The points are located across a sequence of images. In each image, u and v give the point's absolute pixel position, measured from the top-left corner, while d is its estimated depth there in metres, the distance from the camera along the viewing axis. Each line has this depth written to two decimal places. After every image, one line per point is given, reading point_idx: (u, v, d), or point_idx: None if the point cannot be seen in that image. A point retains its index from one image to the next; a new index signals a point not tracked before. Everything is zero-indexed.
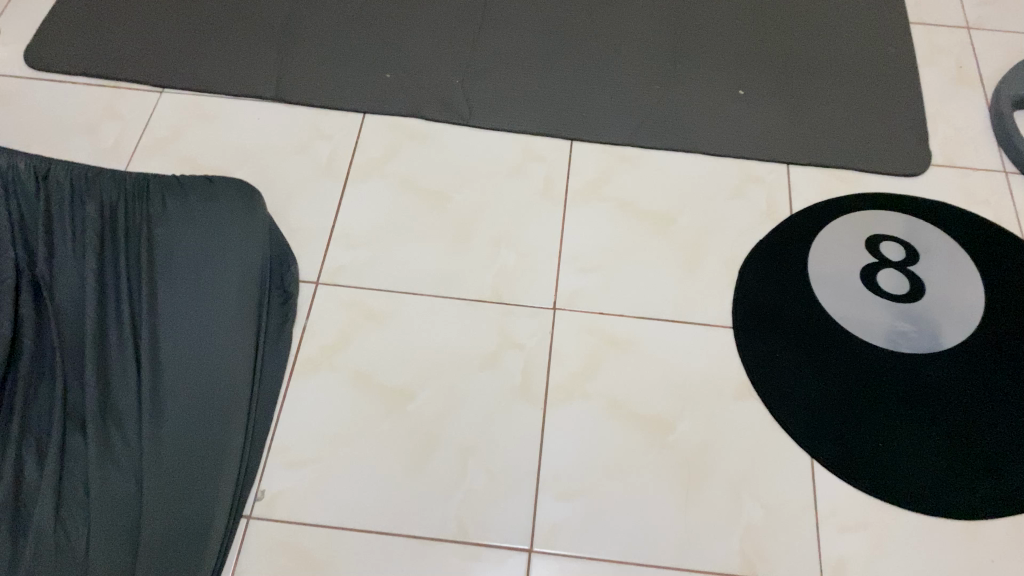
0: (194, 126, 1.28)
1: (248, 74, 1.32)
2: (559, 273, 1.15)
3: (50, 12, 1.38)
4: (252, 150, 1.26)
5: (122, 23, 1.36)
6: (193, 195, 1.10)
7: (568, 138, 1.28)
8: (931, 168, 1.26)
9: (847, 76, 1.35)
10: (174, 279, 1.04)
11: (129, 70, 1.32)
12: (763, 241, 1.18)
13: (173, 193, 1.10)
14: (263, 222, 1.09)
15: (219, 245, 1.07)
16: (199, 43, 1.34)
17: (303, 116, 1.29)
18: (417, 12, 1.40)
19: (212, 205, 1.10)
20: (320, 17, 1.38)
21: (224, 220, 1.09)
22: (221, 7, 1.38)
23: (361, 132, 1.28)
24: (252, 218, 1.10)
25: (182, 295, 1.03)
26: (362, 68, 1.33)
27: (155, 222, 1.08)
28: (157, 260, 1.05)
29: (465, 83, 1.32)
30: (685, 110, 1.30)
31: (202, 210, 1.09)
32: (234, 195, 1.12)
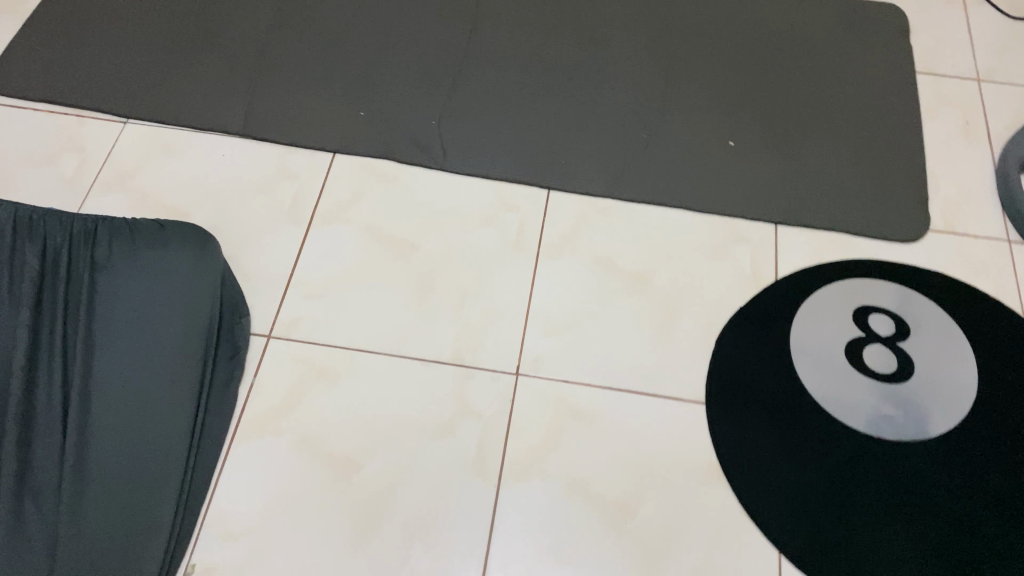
0: (155, 159, 1.23)
1: (216, 106, 1.27)
2: (525, 335, 1.09)
3: (16, 35, 1.33)
4: (214, 188, 1.20)
5: (90, 48, 1.31)
6: (142, 241, 1.05)
7: (545, 188, 1.22)
8: (930, 234, 1.18)
9: (846, 129, 1.27)
10: (113, 333, 0.99)
11: (93, 98, 1.27)
12: (745, 308, 1.11)
13: (121, 238, 1.05)
14: (212, 279, 1.06)
15: (166, 298, 1.02)
16: (168, 71, 1.30)
17: (270, 153, 1.24)
18: (396, 45, 1.34)
19: (161, 251, 1.05)
20: (294, 48, 1.33)
21: (172, 270, 1.04)
22: (194, 35, 1.33)
23: (329, 174, 1.22)
24: (203, 272, 1.06)
25: (120, 352, 0.99)
26: (336, 105, 1.28)
27: (98, 270, 1.02)
28: (96, 312, 1.00)
29: (442, 125, 1.26)
30: (671, 161, 1.23)
31: (150, 260, 1.04)
32: (186, 244, 1.06)
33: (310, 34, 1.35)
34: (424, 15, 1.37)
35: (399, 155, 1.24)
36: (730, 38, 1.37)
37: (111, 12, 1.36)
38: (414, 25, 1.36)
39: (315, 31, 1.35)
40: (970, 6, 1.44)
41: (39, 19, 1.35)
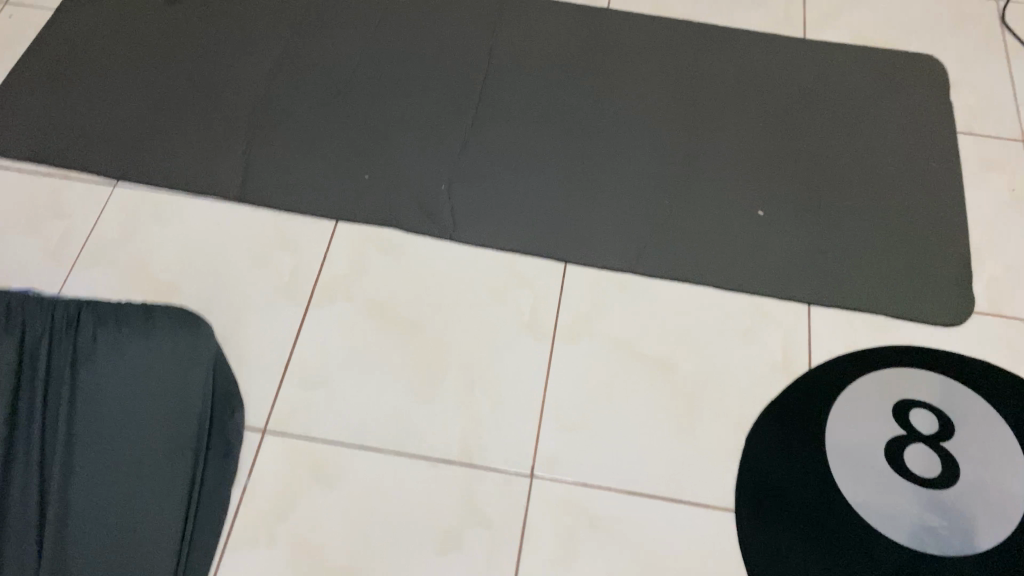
0: (146, 225, 1.15)
1: (211, 166, 1.19)
2: (540, 430, 1.01)
3: (2, 85, 1.26)
4: (206, 258, 1.13)
5: (79, 103, 1.24)
6: (127, 330, 0.99)
7: (561, 261, 1.14)
8: (974, 315, 1.10)
9: (883, 196, 1.19)
10: (94, 435, 0.94)
11: (80, 158, 1.20)
12: (776, 402, 1.03)
13: (106, 327, 0.99)
14: (201, 368, 1.00)
15: (149, 394, 0.97)
16: (161, 129, 1.22)
17: (268, 220, 1.17)
18: (405, 104, 1.28)
19: (147, 343, 0.99)
20: (296, 105, 1.26)
21: (157, 363, 0.99)
22: (190, 90, 1.27)
23: (332, 243, 1.15)
24: (191, 362, 0.99)
25: (99, 453, 0.94)
26: (340, 169, 1.21)
27: (81, 363, 0.97)
28: (77, 411, 0.95)
29: (451, 191, 1.19)
30: (694, 233, 1.16)
31: (135, 352, 0.98)
32: (174, 333, 1.00)
33: (314, 90, 1.28)
34: (434, 71, 1.31)
35: (405, 222, 1.16)
36: (757, 96, 1.29)
37: (103, 63, 1.29)
38: (423, 82, 1.30)
39: (318, 88, 1.28)
40: (1013, 58, 1.35)
41: (28, 68, 1.28)
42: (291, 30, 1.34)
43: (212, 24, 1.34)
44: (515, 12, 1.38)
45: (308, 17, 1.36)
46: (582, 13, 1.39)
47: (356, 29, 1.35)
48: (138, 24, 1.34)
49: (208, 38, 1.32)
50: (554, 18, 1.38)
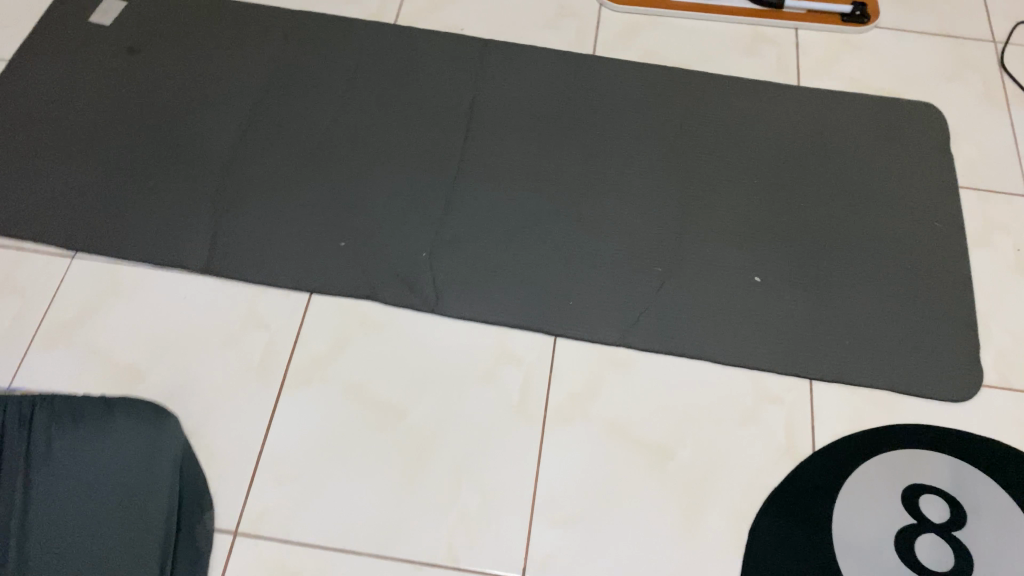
0: (107, 304, 1.09)
1: (177, 239, 1.13)
2: (531, 528, 0.95)
3: None
4: (173, 341, 1.06)
5: (35, 168, 1.17)
6: (84, 428, 0.93)
7: (551, 334, 1.08)
8: (983, 389, 1.06)
9: (884, 261, 1.14)
10: (50, 541, 0.86)
11: (36, 228, 1.13)
12: (779, 490, 0.98)
13: (61, 426, 0.93)
14: (168, 464, 0.94)
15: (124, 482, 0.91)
16: (123, 197, 1.16)
17: (238, 295, 1.10)
18: (382, 164, 1.21)
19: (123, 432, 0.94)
20: (269, 169, 1.20)
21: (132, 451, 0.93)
22: (154, 154, 1.20)
23: (306, 319, 1.08)
24: (155, 460, 0.93)
25: (62, 538, 0.86)
26: (314, 237, 1.14)
27: (34, 464, 0.89)
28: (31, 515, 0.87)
29: (433, 258, 1.13)
30: (689, 304, 1.10)
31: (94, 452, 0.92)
32: (136, 431, 0.95)
33: (286, 152, 1.21)
34: (413, 129, 1.25)
35: (384, 295, 1.10)
36: (752, 151, 1.24)
37: (61, 124, 1.22)
38: (402, 141, 1.24)
39: (291, 149, 1.22)
40: (1014, 108, 1.30)
41: None
42: (261, 87, 1.27)
43: (176, 80, 1.28)
44: (497, 62, 1.31)
45: (279, 72, 1.29)
46: (567, 60, 1.32)
47: (331, 83, 1.28)
48: (97, 79, 1.27)
49: (174, 98, 1.26)
50: (538, 67, 1.31)
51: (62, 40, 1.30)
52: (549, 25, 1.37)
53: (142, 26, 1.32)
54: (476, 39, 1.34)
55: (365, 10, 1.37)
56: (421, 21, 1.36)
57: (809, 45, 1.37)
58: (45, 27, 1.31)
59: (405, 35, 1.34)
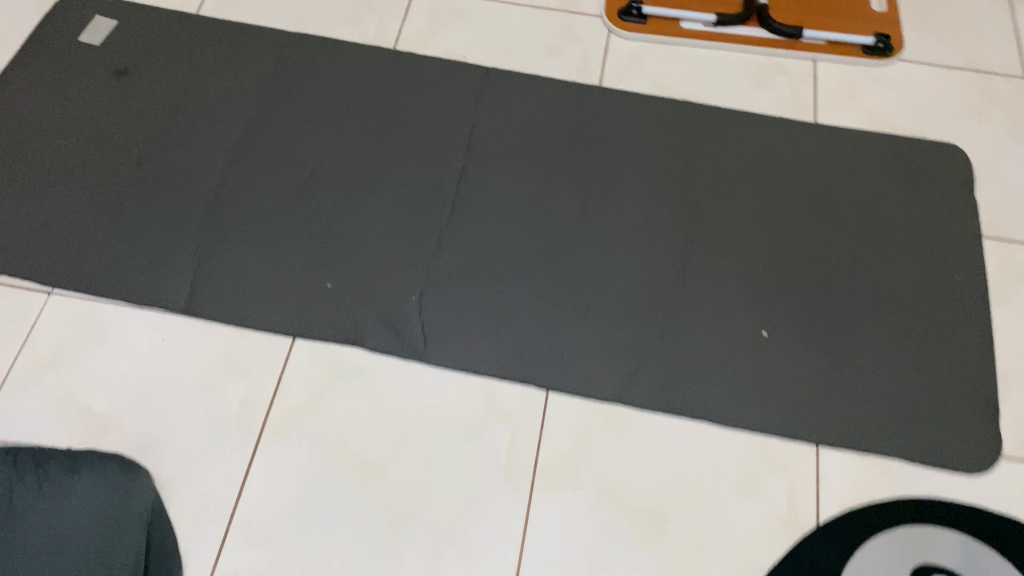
0: (83, 344, 1.05)
1: (158, 276, 1.09)
2: None
3: None
4: (149, 386, 1.02)
5: (14, 197, 1.13)
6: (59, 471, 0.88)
7: (543, 386, 1.03)
8: (1001, 459, 0.99)
9: (900, 317, 1.08)
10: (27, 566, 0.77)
11: (13, 261, 1.09)
12: (778, 565, 0.93)
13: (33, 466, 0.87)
14: (141, 507, 0.91)
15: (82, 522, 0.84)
16: (105, 230, 1.12)
17: (218, 337, 1.05)
18: (373, 198, 1.15)
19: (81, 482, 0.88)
20: (257, 203, 1.15)
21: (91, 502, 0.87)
22: (138, 184, 1.16)
23: (287, 366, 1.04)
24: (129, 502, 0.90)
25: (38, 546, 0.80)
26: (300, 276, 1.09)
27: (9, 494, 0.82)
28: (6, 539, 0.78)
29: (422, 301, 1.08)
30: (692, 357, 1.04)
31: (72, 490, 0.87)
32: (108, 474, 0.91)
33: (274, 183, 1.16)
34: (409, 158, 1.19)
35: (370, 340, 1.05)
36: (763, 192, 1.18)
37: (44, 150, 1.18)
38: (396, 172, 1.18)
39: (280, 181, 1.17)
40: None
41: None
42: (252, 112, 1.22)
43: (165, 103, 1.23)
44: (497, 91, 1.26)
45: (270, 96, 1.24)
46: (572, 91, 1.26)
47: (324, 109, 1.23)
48: (83, 101, 1.22)
49: (161, 122, 1.21)
50: (541, 97, 1.25)
51: (49, 59, 1.26)
52: (554, 53, 1.31)
53: (131, 47, 1.28)
54: (477, 67, 1.28)
55: (363, 32, 1.31)
56: (420, 46, 1.31)
57: (827, 78, 1.30)
58: (33, 47, 1.27)
59: (403, 60, 1.28)
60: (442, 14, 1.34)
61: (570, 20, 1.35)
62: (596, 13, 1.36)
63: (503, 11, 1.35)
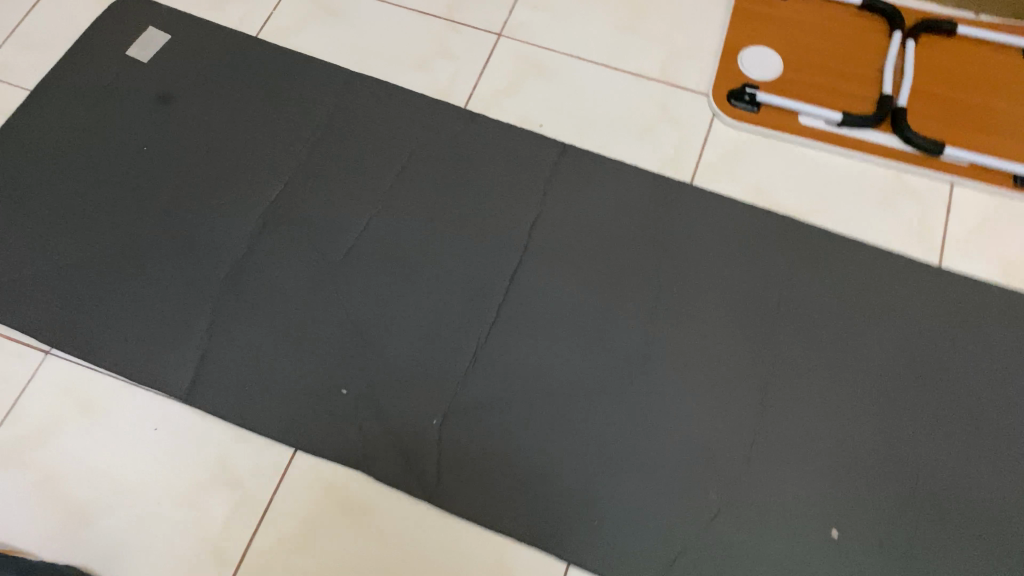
0: (69, 420, 0.95)
1: (162, 353, 0.98)
2: None
3: None
4: (130, 483, 0.92)
5: (26, 235, 1.04)
6: None
7: (563, 559, 0.89)
8: None
9: (1008, 538, 0.89)
10: None
11: (12, 312, 1.00)
12: None
13: None
14: None
15: None
16: (115, 288, 1.02)
17: (215, 436, 0.95)
18: (410, 293, 1.03)
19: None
20: (283, 279, 1.03)
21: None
22: (160, 237, 1.05)
23: (281, 488, 0.93)
24: None
25: None
26: (314, 379, 0.98)
27: None
28: None
29: (443, 429, 0.95)
30: (742, 551, 0.89)
31: None
32: None
33: (306, 258, 1.04)
34: (458, 249, 1.05)
35: (376, 468, 0.93)
36: (861, 351, 0.99)
37: (68, 183, 1.08)
38: (440, 262, 1.04)
39: (311, 257, 1.04)
40: None
41: None
42: (295, 167, 1.10)
43: (203, 142, 1.11)
44: (571, 177, 1.10)
45: (319, 150, 1.11)
46: (656, 190, 1.10)
47: (374, 174, 1.10)
48: (117, 130, 1.12)
49: (195, 165, 1.10)
50: (620, 192, 1.09)
51: (90, 74, 1.15)
52: (644, 135, 1.14)
53: (179, 69, 1.16)
54: (552, 143, 1.12)
55: (433, 84, 1.17)
56: (494, 108, 1.15)
57: (964, 209, 1.09)
58: (78, 58, 1.17)
59: (471, 125, 1.13)
60: (525, 70, 1.18)
61: (670, 95, 1.17)
62: (701, 90, 1.17)
63: (595, 74, 1.18)
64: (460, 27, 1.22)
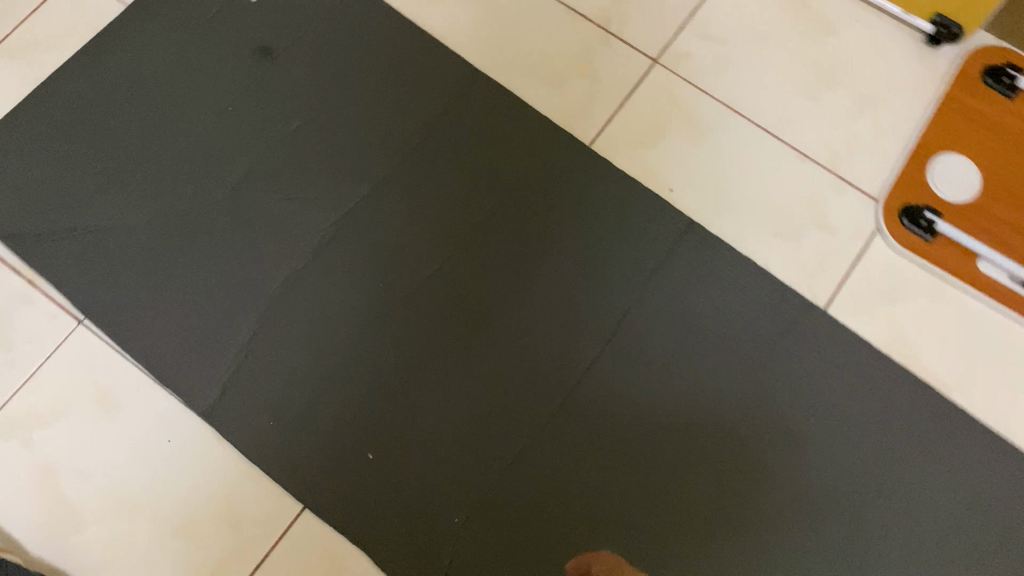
0: (86, 408, 0.90)
1: (193, 358, 0.90)
2: None
3: (20, 117, 0.98)
4: (131, 495, 0.87)
5: (87, 184, 0.96)
6: None
7: None
8: None
9: None
10: None
11: (52, 270, 0.93)
12: None
13: None
14: None
15: None
16: (161, 267, 0.93)
17: (226, 466, 0.88)
18: (471, 357, 0.91)
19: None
20: (339, 302, 0.93)
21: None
22: (221, 220, 0.95)
23: (280, 542, 0.87)
24: None
25: None
26: (342, 431, 0.89)
27: None
28: None
29: (463, 528, 0.85)
30: None
31: None
32: None
33: (370, 284, 0.94)
34: (536, 319, 0.93)
35: (378, 553, 0.85)
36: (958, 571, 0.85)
37: (142, 133, 0.98)
38: (513, 329, 0.92)
39: (375, 284, 0.94)
40: None
41: (58, 108, 0.99)
42: (384, 170, 0.98)
43: (294, 115, 0.99)
44: (687, 265, 0.95)
45: (415, 157, 0.98)
46: (780, 306, 0.93)
47: (468, 204, 0.97)
48: (207, 81, 1.01)
49: (278, 140, 0.98)
50: (738, 299, 0.94)
51: (194, 5, 1.04)
52: (786, 234, 0.97)
53: (289, 21, 1.04)
54: (676, 217, 0.97)
55: (563, 106, 1.02)
56: (623, 155, 1.00)
57: None
58: None
59: (590, 173, 0.98)
60: (672, 114, 1.02)
61: (831, 191, 0.99)
62: (870, 194, 0.98)
63: (751, 141, 1.01)
64: (613, 41, 1.05)
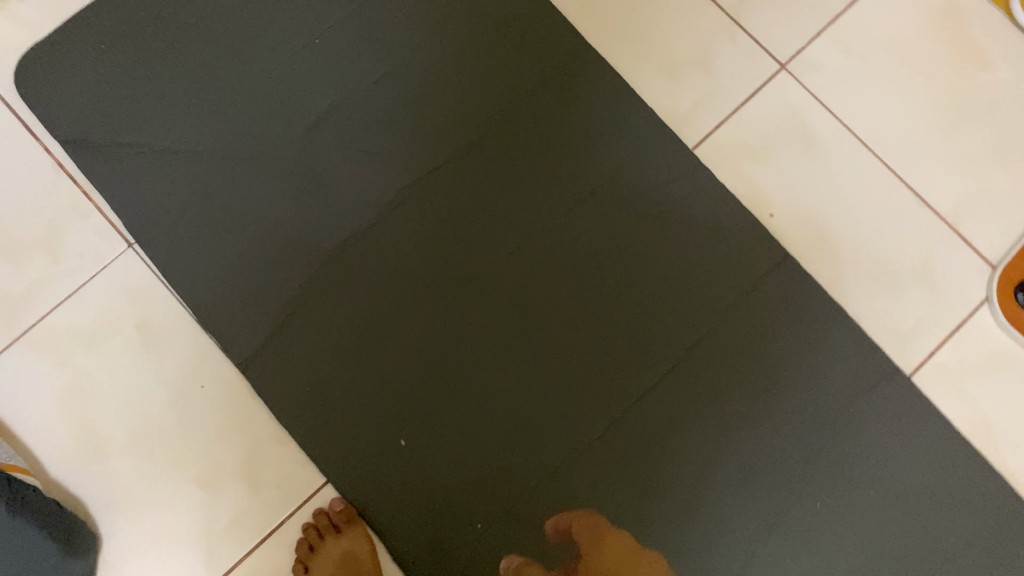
0: (125, 338, 0.87)
1: (238, 305, 0.86)
2: None
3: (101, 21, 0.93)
4: (157, 435, 0.85)
5: (158, 102, 0.91)
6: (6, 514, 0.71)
7: None
8: None
9: None
10: None
11: (111, 187, 0.89)
12: None
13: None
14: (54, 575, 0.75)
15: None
16: (220, 204, 0.88)
17: (255, 423, 0.86)
18: (525, 358, 0.85)
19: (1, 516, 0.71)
20: (397, 273, 0.88)
21: (23, 541, 0.72)
22: (288, 164, 0.90)
23: (296, 511, 0.84)
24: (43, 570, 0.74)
25: None
26: (377, 411, 0.84)
27: None
28: None
29: (484, 536, 0.81)
30: None
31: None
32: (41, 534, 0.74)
33: (432, 259, 0.88)
34: (601, 329, 0.86)
35: (395, 544, 0.81)
36: None
37: (222, 57, 0.93)
38: (574, 335, 0.86)
39: (437, 260, 0.88)
40: None
41: (141, 17, 0.94)
42: (467, 138, 0.91)
43: (382, 64, 0.93)
44: (772, 300, 0.88)
45: (504, 130, 0.91)
46: (864, 363, 0.86)
47: (551, 191, 0.90)
48: (298, 12, 0.94)
49: (363, 88, 0.92)
50: (819, 346, 0.86)
51: None
52: (887, 286, 0.89)
53: None
54: (770, 245, 0.89)
55: (672, 102, 0.94)
56: (727, 167, 0.92)
57: None
58: None
59: (686, 180, 0.91)
60: (789, 130, 0.93)
61: (945, 248, 0.90)
62: (987, 259, 0.90)
63: (869, 176, 0.92)
64: (742, 39, 0.96)
